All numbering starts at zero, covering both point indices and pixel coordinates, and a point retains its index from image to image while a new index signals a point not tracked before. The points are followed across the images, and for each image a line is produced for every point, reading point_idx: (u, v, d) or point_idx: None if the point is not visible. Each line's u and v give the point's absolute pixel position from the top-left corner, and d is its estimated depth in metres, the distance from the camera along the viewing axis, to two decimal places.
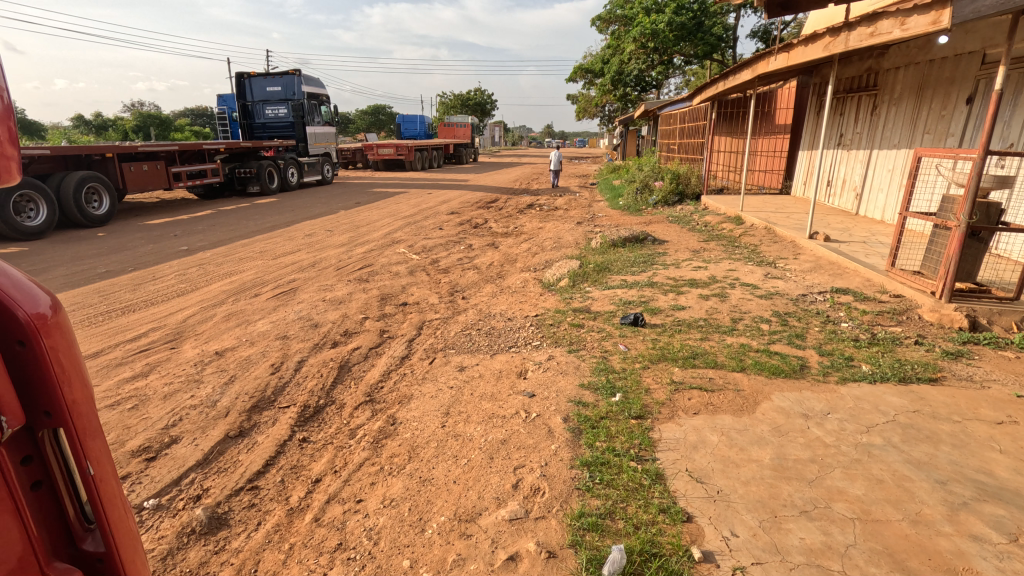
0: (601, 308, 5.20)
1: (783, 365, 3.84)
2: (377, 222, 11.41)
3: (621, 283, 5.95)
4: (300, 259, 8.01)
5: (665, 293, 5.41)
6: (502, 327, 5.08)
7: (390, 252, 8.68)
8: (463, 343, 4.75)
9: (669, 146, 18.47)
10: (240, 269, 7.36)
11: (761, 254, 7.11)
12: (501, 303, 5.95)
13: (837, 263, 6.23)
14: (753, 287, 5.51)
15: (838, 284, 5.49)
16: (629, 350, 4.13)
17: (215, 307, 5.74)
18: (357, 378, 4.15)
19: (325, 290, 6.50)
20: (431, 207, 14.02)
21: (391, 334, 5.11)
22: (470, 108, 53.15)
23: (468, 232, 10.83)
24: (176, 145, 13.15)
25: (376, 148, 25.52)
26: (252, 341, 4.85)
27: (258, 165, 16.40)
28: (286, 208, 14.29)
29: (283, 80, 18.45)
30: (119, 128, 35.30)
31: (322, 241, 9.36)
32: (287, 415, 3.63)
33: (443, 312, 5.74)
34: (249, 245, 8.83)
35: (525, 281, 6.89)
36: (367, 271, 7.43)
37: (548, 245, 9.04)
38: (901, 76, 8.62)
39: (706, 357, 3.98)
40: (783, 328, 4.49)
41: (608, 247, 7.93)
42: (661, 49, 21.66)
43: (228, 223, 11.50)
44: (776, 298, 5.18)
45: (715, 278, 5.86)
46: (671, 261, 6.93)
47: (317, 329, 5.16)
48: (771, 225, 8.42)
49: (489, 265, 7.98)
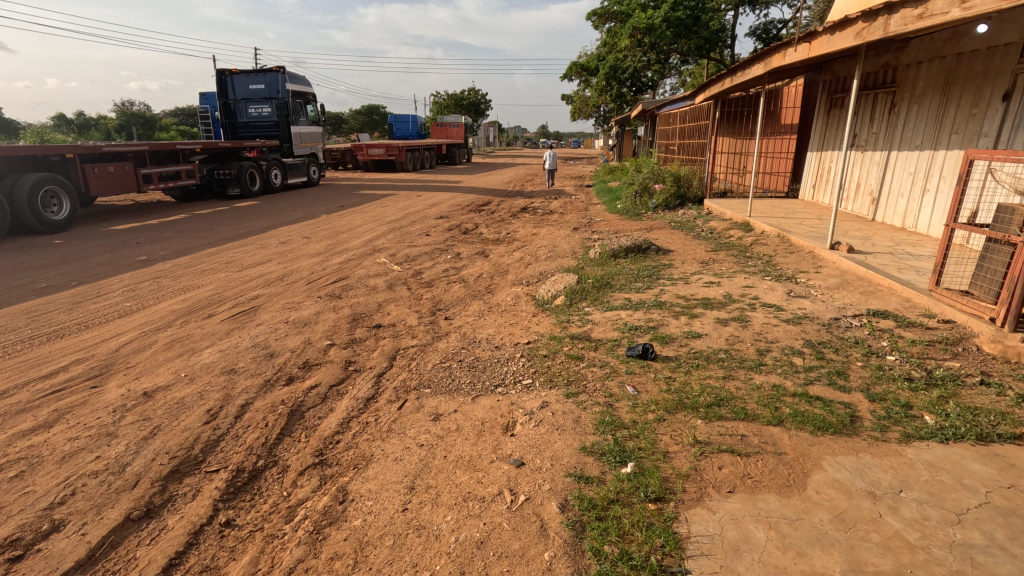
0: (602, 334, 4.48)
1: (830, 417, 3.13)
2: (359, 228, 10.67)
3: (624, 302, 5.24)
4: (270, 271, 7.26)
5: (677, 317, 4.70)
6: (488, 358, 4.36)
7: (369, 262, 7.96)
8: (442, 380, 4.02)
9: (667, 148, 17.85)
10: (198, 283, 6.59)
11: (778, 267, 6.42)
12: (488, 326, 5.22)
13: (866, 278, 5.54)
14: (776, 309, 4.81)
15: (874, 305, 4.79)
16: (640, 395, 3.41)
17: (159, 331, 4.97)
18: (309, 429, 3.41)
19: (291, 309, 5.77)
20: (419, 210, 13.31)
21: (359, 366, 4.37)
22: (464, 108, 52.39)
23: (456, 238, 10.14)
24: (147, 145, 12.34)
25: (365, 148, 24.77)
26: (191, 377, 4.09)
27: (238, 166, 15.61)
28: (265, 211, 13.55)
29: (266, 78, 17.68)
30: (102, 128, 34.41)
31: (297, 250, 8.61)
32: (213, 483, 2.88)
33: (423, 336, 5.01)
34: (214, 254, 8.05)
35: (516, 297, 6.17)
36: (342, 286, 6.69)
37: (542, 255, 8.33)
38: (924, 72, 8.00)
39: (734, 404, 3.28)
40: (820, 365, 3.78)
41: (607, 259, 7.23)
42: (657, 46, 21.06)
43: (199, 228, 10.73)
44: (805, 323, 4.48)
45: (731, 298, 5.15)
46: (678, 275, 6.22)
47: (273, 361, 4.42)
48: (785, 233, 7.74)
49: (477, 278, 7.28)
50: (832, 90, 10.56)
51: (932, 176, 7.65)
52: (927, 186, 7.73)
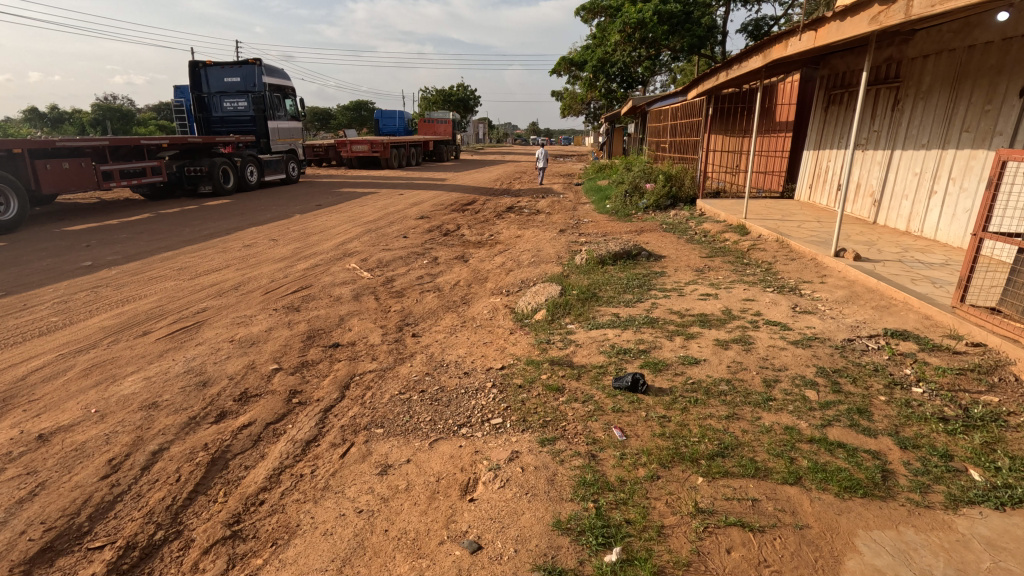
0: (586, 359, 3.92)
1: (857, 472, 2.59)
2: (332, 229, 10.04)
3: (612, 318, 4.67)
4: (225, 279, 6.62)
5: (671, 337, 4.15)
6: (454, 389, 3.76)
7: (337, 268, 7.35)
8: (398, 417, 3.43)
9: (658, 146, 17.34)
10: (142, 293, 5.94)
11: (779, 276, 5.90)
12: (459, 346, 4.63)
13: (877, 291, 5.03)
14: (782, 327, 4.27)
15: (891, 324, 4.26)
16: (629, 443, 2.86)
17: (79, 354, 4.33)
18: (230, 484, 2.82)
19: (241, 324, 5.15)
20: (399, 210, 12.71)
21: (306, 398, 3.78)
22: (453, 105, 51.67)
23: (435, 241, 9.56)
24: (107, 140, 11.63)
25: (349, 145, 24.07)
26: (102, 413, 3.47)
27: (210, 162, 14.84)
28: (236, 210, 12.85)
29: (242, 70, 16.94)
30: (76, 122, 33.41)
31: (260, 254, 7.96)
32: (91, 568, 2.28)
33: (385, 359, 4.42)
34: (167, 260, 7.40)
35: (493, 310, 5.59)
36: (303, 297, 6.08)
37: (524, 260, 7.76)
38: (931, 66, 7.54)
39: (740, 455, 2.73)
40: (838, 400, 3.24)
41: (594, 266, 6.67)
42: (647, 42, 20.56)
43: (161, 229, 10.03)
44: (816, 345, 3.94)
45: (731, 314, 4.61)
46: (671, 286, 5.67)
47: (204, 391, 3.80)
48: (784, 237, 7.23)
49: (454, 286, 6.70)
50: (831, 86, 10.08)
51: (939, 177, 7.18)
52: (934, 188, 7.26)
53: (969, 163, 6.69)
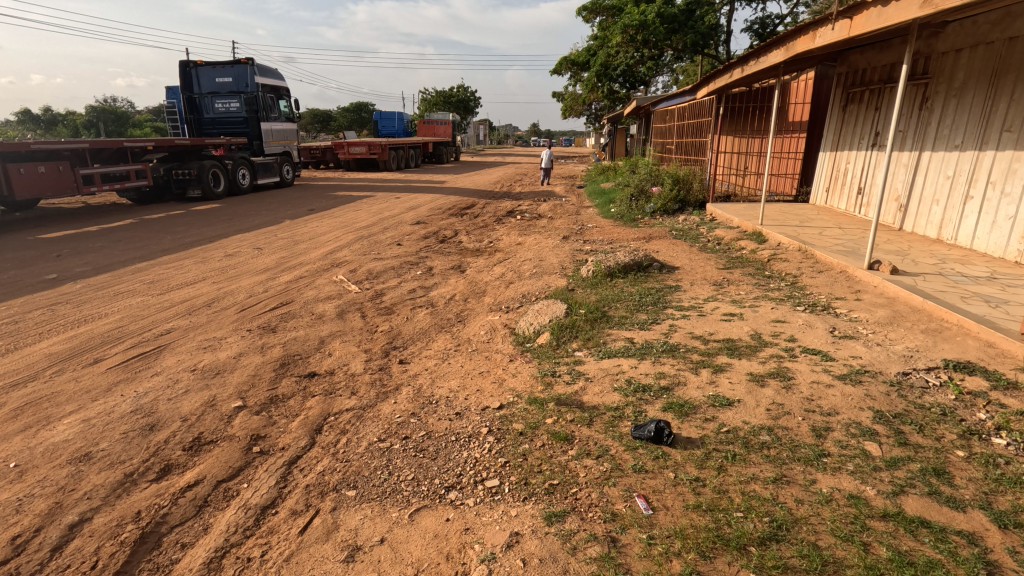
0: (598, 399, 3.35)
1: (954, 568, 2.01)
2: (322, 236, 9.49)
3: (625, 345, 4.09)
4: (200, 293, 6.07)
5: (696, 370, 3.57)
6: (444, 436, 3.20)
7: (324, 281, 6.80)
8: (374, 474, 2.86)
9: (664, 147, 16.78)
10: (103, 311, 5.38)
11: (807, 291, 5.34)
12: (451, 377, 4.06)
13: (924, 311, 4.46)
14: (823, 357, 3.70)
15: (951, 353, 3.68)
16: (658, 522, 2.30)
17: (14, 389, 3.78)
18: (158, 572, 2.26)
19: (209, 348, 4.60)
20: (394, 215, 12.17)
21: (269, 445, 3.21)
22: (452, 105, 51.14)
23: (431, 248, 9.01)
24: (87, 141, 11.13)
25: (346, 146, 23.50)
26: (22, 469, 2.91)
27: (199, 164, 14.29)
28: (225, 215, 12.31)
29: (234, 71, 16.41)
30: (70, 123, 32.88)
31: (242, 264, 7.42)
32: None
33: (366, 394, 3.85)
34: (140, 272, 6.85)
35: (491, 331, 5.02)
36: (281, 315, 5.52)
37: (525, 271, 7.20)
38: (964, 62, 6.98)
39: (799, 539, 2.16)
40: (907, 458, 2.66)
41: (602, 279, 6.10)
42: (649, 43, 19.76)
43: (141, 237, 9.48)
44: (867, 381, 3.36)
45: (762, 340, 4.03)
46: (688, 304, 5.10)
47: (150, 437, 3.23)
48: (808, 246, 6.65)
49: (449, 302, 6.14)
50: (849, 84, 9.52)
51: (976, 182, 6.63)
52: (971, 193, 6.69)
53: (1011, 165, 6.13)
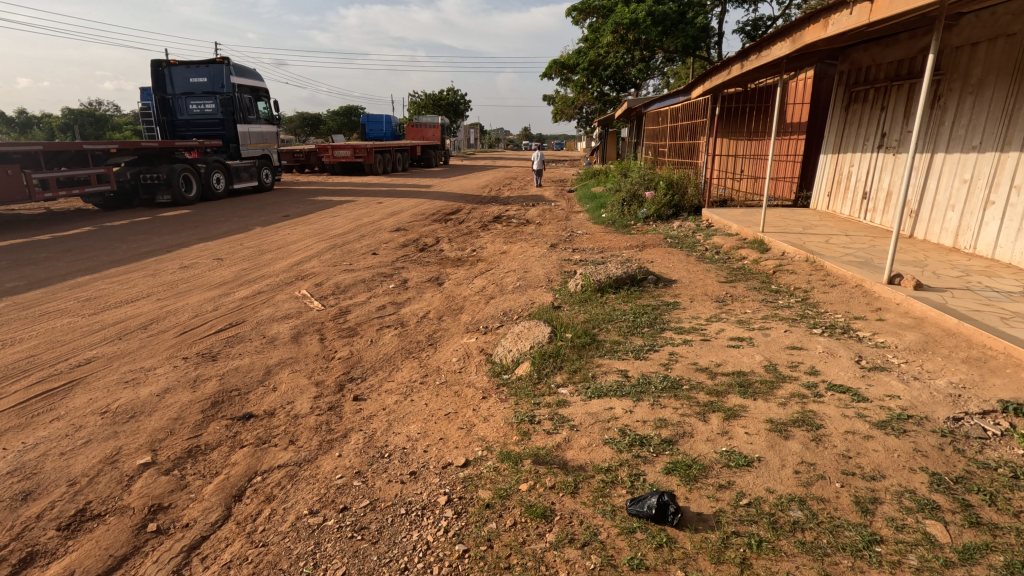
0: (585, 456, 2.71)
1: None
2: (292, 245, 8.81)
3: (617, 380, 3.46)
4: (139, 313, 5.37)
5: (704, 417, 2.93)
6: (392, 507, 2.54)
7: (284, 296, 6.13)
8: (295, 568, 2.21)
9: (657, 149, 16.21)
10: (19, 336, 4.68)
11: (822, 309, 4.75)
12: (411, 420, 3.41)
13: (962, 335, 3.87)
14: (855, 397, 3.07)
15: (1006, 392, 3.07)
16: None
17: None
18: None
19: (133, 382, 3.92)
20: (374, 221, 11.51)
21: (169, 521, 2.53)
22: (443, 108, 50.75)
23: (408, 258, 8.36)
24: (40, 144, 10.41)
25: (330, 150, 22.67)
26: None
27: (169, 168, 13.52)
28: (194, 222, 11.60)
29: (209, 71, 15.68)
30: (45, 126, 31.87)
31: (196, 278, 6.73)
32: None
33: (307, 444, 3.19)
34: (78, 287, 6.15)
35: (464, 358, 4.37)
36: (226, 339, 4.83)
37: (508, 284, 6.54)
38: (982, 56, 6.43)
39: None
40: (984, 546, 2.04)
41: (592, 295, 5.48)
42: (640, 43, 19.25)
43: (95, 246, 8.75)
44: (915, 431, 2.74)
45: (779, 374, 3.41)
46: (690, 326, 4.47)
47: (19, 512, 2.55)
48: (816, 256, 6.07)
49: (420, 321, 5.48)
50: (852, 83, 8.99)
51: (998, 185, 6.08)
52: (992, 198, 6.15)
53: None
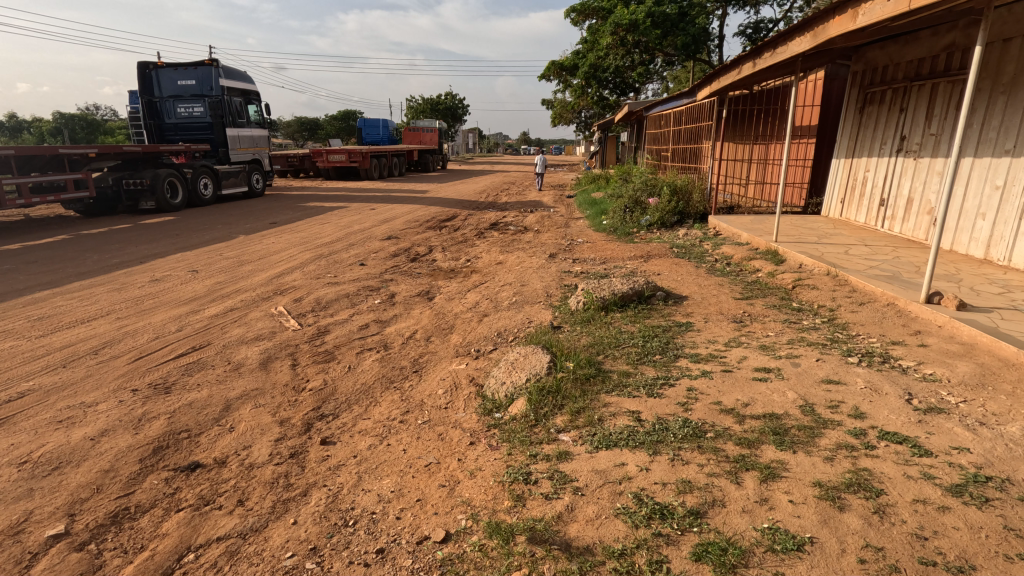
0: (593, 533, 2.18)
1: None
2: (275, 255, 8.31)
3: (628, 426, 2.92)
4: (93, 335, 4.83)
5: (737, 479, 2.40)
6: None
7: (258, 314, 5.61)
8: None
9: (659, 153, 15.72)
10: None
11: (854, 333, 4.22)
12: (385, 473, 2.88)
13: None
14: (916, 451, 2.54)
15: None
16: None
17: None
18: None
19: (68, 423, 3.39)
20: (365, 229, 11.00)
21: None
22: (442, 113, 50.33)
23: (398, 268, 7.85)
24: (12, 148, 9.89)
25: (325, 154, 22.26)
26: None
27: (153, 173, 12.92)
28: (177, 229, 11.09)
29: (198, 73, 15.12)
30: (37, 132, 31.47)
31: (166, 293, 6.21)
32: None
33: (257, 506, 2.65)
34: (33, 305, 5.64)
35: (452, 391, 3.83)
36: (186, 366, 4.30)
37: (504, 300, 6.01)
38: (1015, 52, 5.94)
39: None
40: None
41: (595, 313, 4.96)
42: (640, 44, 18.80)
43: (66, 256, 8.25)
44: (1000, 502, 2.20)
45: (819, 419, 2.88)
46: (707, 353, 3.94)
47: None
48: (839, 270, 5.54)
49: (405, 343, 4.95)
50: (868, 83, 8.50)
51: None
52: None
53: None
